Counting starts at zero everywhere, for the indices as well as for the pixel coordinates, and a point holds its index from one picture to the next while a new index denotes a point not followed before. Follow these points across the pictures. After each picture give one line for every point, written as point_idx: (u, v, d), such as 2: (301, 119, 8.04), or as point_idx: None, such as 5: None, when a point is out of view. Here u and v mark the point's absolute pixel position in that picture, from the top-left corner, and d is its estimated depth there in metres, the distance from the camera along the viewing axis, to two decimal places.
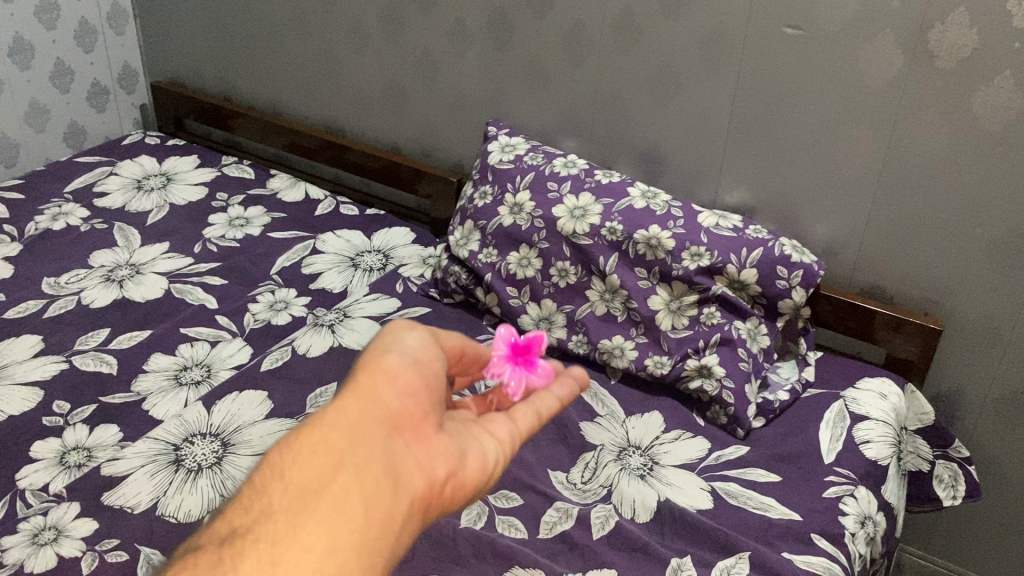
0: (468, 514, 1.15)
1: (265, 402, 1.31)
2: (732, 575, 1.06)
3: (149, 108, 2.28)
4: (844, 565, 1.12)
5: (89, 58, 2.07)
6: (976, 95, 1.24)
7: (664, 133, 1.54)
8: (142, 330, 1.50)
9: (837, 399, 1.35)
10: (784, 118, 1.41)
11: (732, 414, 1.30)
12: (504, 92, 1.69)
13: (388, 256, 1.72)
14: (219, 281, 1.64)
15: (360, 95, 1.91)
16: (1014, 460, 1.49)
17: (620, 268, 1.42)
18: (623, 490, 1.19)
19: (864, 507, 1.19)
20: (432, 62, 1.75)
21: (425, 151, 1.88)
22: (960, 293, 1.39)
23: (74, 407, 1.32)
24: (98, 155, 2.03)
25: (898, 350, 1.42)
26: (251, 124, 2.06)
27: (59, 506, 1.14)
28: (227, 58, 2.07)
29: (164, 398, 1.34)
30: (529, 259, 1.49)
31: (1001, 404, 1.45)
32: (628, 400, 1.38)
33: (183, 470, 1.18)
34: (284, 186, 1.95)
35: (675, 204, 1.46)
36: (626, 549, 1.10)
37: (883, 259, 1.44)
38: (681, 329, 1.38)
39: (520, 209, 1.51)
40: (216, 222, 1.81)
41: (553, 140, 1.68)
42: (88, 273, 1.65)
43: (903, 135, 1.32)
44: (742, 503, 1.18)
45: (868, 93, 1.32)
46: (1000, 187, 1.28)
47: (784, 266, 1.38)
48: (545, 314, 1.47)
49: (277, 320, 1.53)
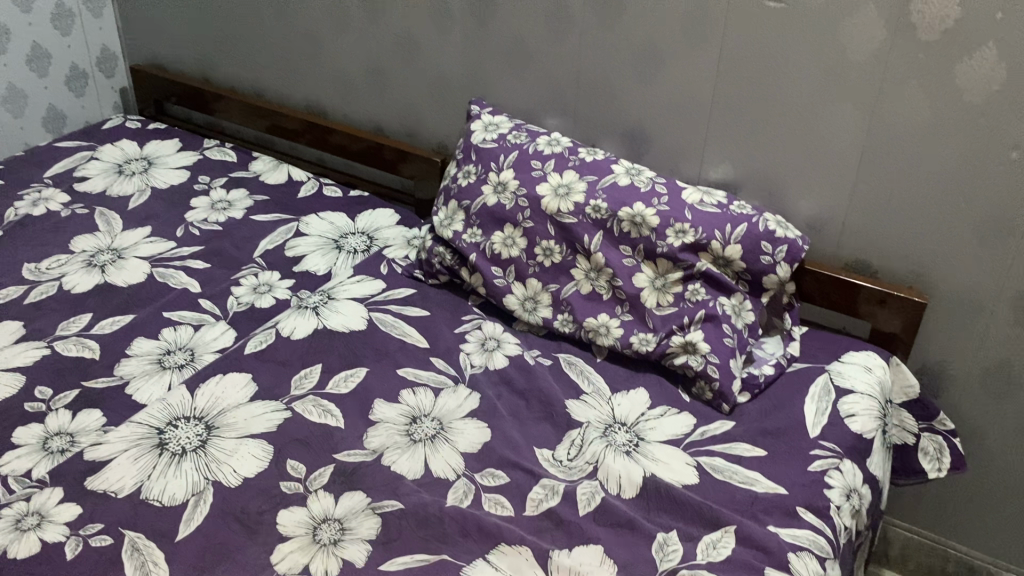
0: (454, 493, 1.15)
1: (249, 385, 1.31)
2: (717, 549, 1.07)
3: (129, 91, 2.26)
4: (829, 538, 1.12)
5: (67, 41, 2.05)
6: (959, 67, 1.24)
7: (647, 110, 1.53)
8: (124, 315, 1.49)
9: (822, 372, 1.35)
10: (768, 92, 1.40)
11: (718, 389, 1.30)
12: (486, 71, 1.67)
13: (372, 237, 1.71)
14: (202, 265, 1.63)
15: (341, 76, 1.89)
16: (998, 432, 1.50)
17: (604, 245, 1.42)
18: (609, 467, 1.19)
19: (850, 480, 1.20)
20: (413, 41, 1.73)
21: (409, 132, 1.86)
22: (945, 265, 1.39)
23: (56, 393, 1.31)
24: (77, 139, 2.01)
25: (882, 324, 1.43)
26: (233, 106, 2.04)
27: (42, 491, 1.13)
28: (207, 39, 2.05)
29: (147, 382, 1.33)
30: (514, 239, 1.47)
31: (984, 376, 1.46)
32: (614, 377, 1.37)
33: (167, 453, 1.18)
34: (266, 168, 1.93)
35: (659, 180, 1.46)
36: (611, 525, 1.10)
37: (867, 235, 1.44)
38: (666, 307, 1.38)
39: (504, 187, 1.50)
40: (198, 206, 1.80)
41: (537, 119, 1.67)
42: (69, 258, 1.63)
43: (886, 107, 1.32)
44: (728, 478, 1.18)
45: (851, 66, 1.31)
46: (984, 159, 1.28)
47: (769, 241, 1.38)
48: (530, 294, 1.46)
49: (260, 303, 1.52)
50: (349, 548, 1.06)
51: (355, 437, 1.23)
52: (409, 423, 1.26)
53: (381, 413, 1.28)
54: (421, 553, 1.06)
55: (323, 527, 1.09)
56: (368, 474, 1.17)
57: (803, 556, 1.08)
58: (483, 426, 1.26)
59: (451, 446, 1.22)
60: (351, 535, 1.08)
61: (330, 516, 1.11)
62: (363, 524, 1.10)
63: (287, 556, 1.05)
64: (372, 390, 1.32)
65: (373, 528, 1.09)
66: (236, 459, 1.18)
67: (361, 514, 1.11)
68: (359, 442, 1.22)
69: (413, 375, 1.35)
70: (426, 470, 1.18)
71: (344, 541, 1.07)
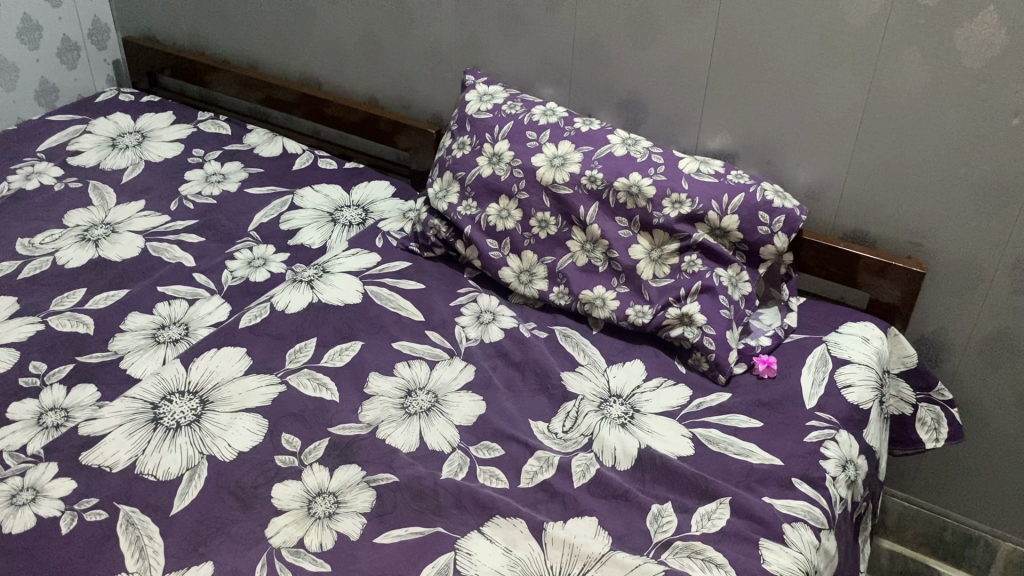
0: (449, 466, 1.15)
1: (243, 359, 1.30)
2: (712, 521, 1.07)
3: (122, 64, 2.23)
4: (825, 509, 1.12)
5: (58, 13, 2.02)
6: (959, 32, 1.22)
7: (643, 79, 1.52)
8: (119, 289, 1.48)
9: (819, 344, 1.35)
10: (765, 58, 1.38)
11: (714, 360, 1.30)
12: (481, 40, 1.65)
13: (368, 210, 1.69)
14: (196, 239, 1.62)
15: (334, 46, 1.87)
16: (996, 401, 1.49)
17: (600, 217, 1.40)
18: (604, 439, 1.19)
19: (846, 450, 1.20)
20: (407, 9, 1.71)
21: (404, 103, 1.85)
22: (945, 234, 1.38)
23: (51, 368, 1.31)
24: (70, 112, 1.99)
25: (881, 294, 1.42)
26: (227, 78, 2.01)
27: (37, 466, 1.13)
28: (200, 11, 2.03)
29: (142, 356, 1.33)
30: (509, 211, 1.46)
31: (983, 346, 1.45)
32: (610, 349, 1.37)
33: (161, 428, 1.17)
34: (261, 141, 1.92)
35: (655, 150, 1.44)
36: (606, 496, 1.10)
37: (866, 204, 1.42)
38: (662, 278, 1.37)
39: (499, 158, 1.48)
40: (192, 179, 1.79)
41: (532, 89, 1.65)
42: (63, 233, 1.62)
43: (885, 75, 1.30)
44: (723, 449, 1.18)
45: (850, 31, 1.29)
46: (983, 125, 1.26)
47: (766, 211, 1.36)
48: (526, 267, 1.45)
49: (255, 277, 1.51)
50: (344, 521, 1.06)
51: (351, 410, 1.23)
52: (404, 396, 1.26)
53: (376, 386, 1.27)
54: (415, 526, 1.06)
55: (319, 500, 1.09)
56: (364, 447, 1.17)
57: (798, 527, 1.08)
58: (478, 399, 1.25)
59: (446, 419, 1.22)
60: (346, 509, 1.08)
61: (325, 489, 1.11)
62: (358, 497, 1.10)
63: (282, 530, 1.05)
64: (367, 363, 1.31)
65: (368, 501, 1.09)
66: (230, 433, 1.18)
67: (355, 487, 1.11)
68: (354, 416, 1.22)
69: (408, 349, 1.34)
70: (421, 443, 1.18)
71: (339, 514, 1.07)
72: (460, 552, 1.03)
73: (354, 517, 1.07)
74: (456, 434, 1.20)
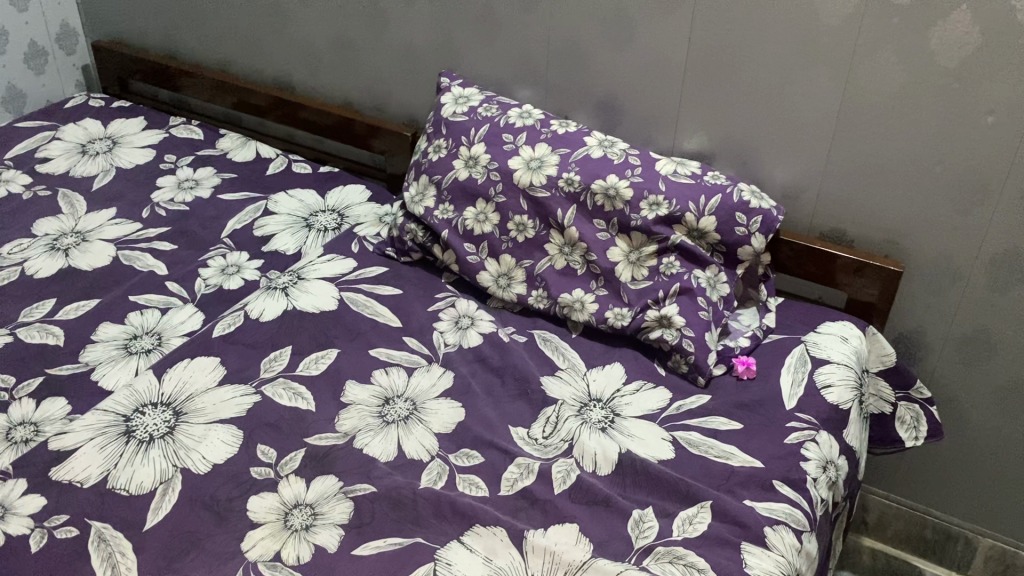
0: (427, 474, 1.13)
1: (217, 368, 1.28)
2: (694, 525, 1.06)
3: (92, 69, 2.20)
4: (806, 511, 1.12)
5: (25, 18, 1.99)
6: (934, 31, 1.22)
7: (620, 80, 1.51)
8: (89, 299, 1.46)
9: (798, 344, 1.34)
10: (741, 60, 1.38)
11: (693, 362, 1.29)
12: (456, 42, 1.64)
13: (343, 215, 1.68)
14: (169, 246, 1.59)
15: (307, 49, 1.84)
16: (975, 398, 1.50)
17: (577, 219, 1.39)
18: (584, 444, 1.18)
19: (826, 451, 1.20)
20: (381, 12, 1.69)
21: (378, 106, 1.83)
22: (922, 233, 1.38)
23: (20, 381, 1.28)
24: (38, 118, 1.96)
25: (859, 293, 1.42)
26: (199, 82, 1.99)
27: (5, 483, 1.11)
28: (171, 15, 2.00)
29: (114, 367, 1.30)
30: (486, 214, 1.45)
31: (962, 343, 1.45)
32: (589, 353, 1.36)
33: (134, 441, 1.15)
34: (233, 146, 1.89)
35: (632, 152, 1.43)
36: (587, 502, 1.09)
37: (844, 204, 1.42)
38: (641, 280, 1.36)
39: (475, 161, 1.47)
40: (164, 185, 1.76)
41: (507, 90, 1.64)
42: (32, 242, 1.60)
43: (862, 74, 1.30)
44: (704, 452, 1.17)
45: (825, 31, 1.29)
46: (959, 124, 1.26)
47: (744, 212, 1.35)
48: (504, 271, 1.44)
49: (229, 284, 1.49)
50: (321, 533, 1.05)
51: (328, 419, 1.21)
52: (382, 404, 1.24)
53: (353, 395, 1.26)
54: (394, 536, 1.05)
55: (296, 512, 1.08)
56: (342, 457, 1.15)
57: (779, 529, 1.08)
58: (457, 406, 1.24)
59: (424, 427, 1.20)
60: (323, 520, 1.07)
61: (302, 501, 1.09)
62: (335, 508, 1.08)
63: (259, 543, 1.03)
64: (344, 371, 1.30)
65: (346, 512, 1.08)
66: (204, 446, 1.16)
67: (333, 498, 1.10)
68: (331, 425, 1.21)
69: (386, 356, 1.33)
70: (399, 452, 1.16)
71: (316, 526, 1.06)
72: (440, 562, 1.01)
73: (331, 530, 1.05)
74: (435, 443, 1.18)
